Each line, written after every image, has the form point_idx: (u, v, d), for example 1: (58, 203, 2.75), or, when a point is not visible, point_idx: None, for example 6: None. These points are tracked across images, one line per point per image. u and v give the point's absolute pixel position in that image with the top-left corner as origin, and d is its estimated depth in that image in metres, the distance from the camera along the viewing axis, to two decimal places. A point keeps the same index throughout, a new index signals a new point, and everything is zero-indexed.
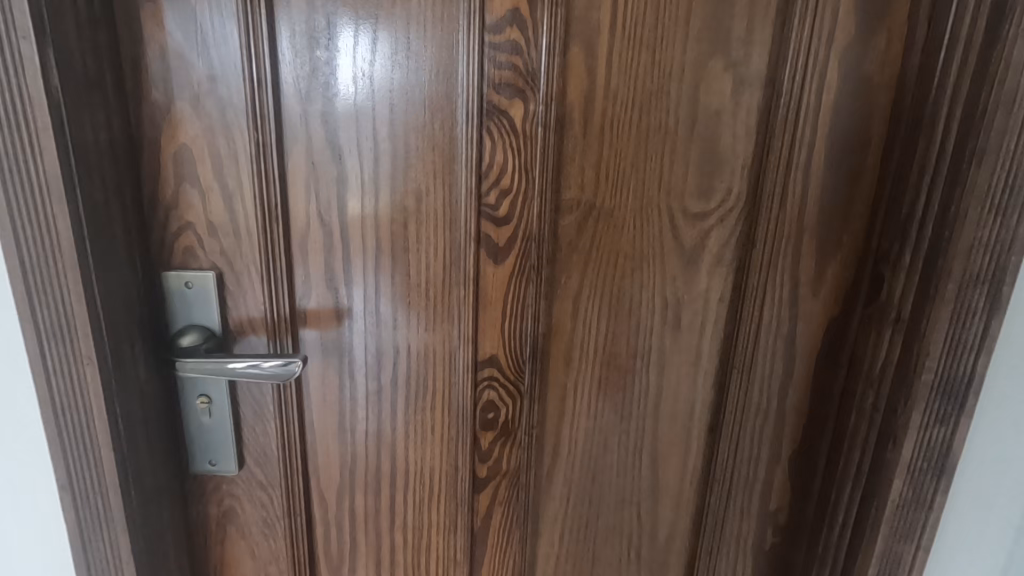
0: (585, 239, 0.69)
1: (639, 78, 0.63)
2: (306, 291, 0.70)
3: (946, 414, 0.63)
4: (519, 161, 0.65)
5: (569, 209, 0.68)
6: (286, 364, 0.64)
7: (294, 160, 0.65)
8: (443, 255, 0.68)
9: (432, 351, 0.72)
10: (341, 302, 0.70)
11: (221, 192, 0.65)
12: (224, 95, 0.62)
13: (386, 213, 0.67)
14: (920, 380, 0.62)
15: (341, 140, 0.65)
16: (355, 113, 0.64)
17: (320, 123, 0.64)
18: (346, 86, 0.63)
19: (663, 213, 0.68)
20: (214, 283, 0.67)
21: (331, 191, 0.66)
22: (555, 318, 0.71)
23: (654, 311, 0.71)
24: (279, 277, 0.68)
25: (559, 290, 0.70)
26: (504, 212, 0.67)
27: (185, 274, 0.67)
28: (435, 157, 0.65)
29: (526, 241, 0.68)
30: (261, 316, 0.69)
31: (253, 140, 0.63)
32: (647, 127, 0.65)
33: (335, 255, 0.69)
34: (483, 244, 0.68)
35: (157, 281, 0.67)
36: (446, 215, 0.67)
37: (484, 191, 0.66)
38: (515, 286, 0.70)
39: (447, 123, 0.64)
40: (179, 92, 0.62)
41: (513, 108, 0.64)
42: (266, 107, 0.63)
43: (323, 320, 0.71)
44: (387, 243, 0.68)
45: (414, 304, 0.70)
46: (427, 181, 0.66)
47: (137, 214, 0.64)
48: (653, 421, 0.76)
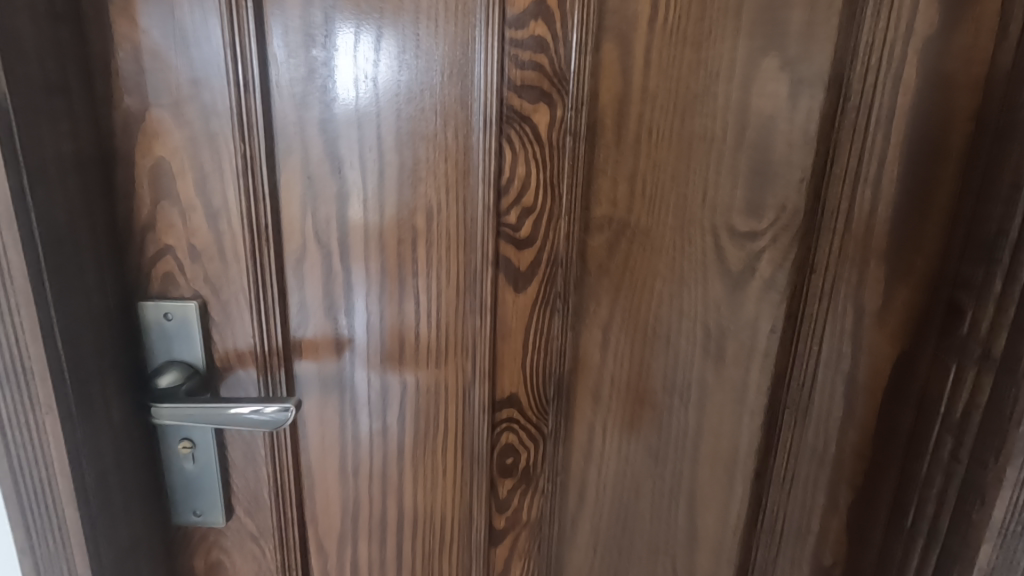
0: (617, 262, 0.60)
1: (683, 79, 0.55)
2: (302, 320, 0.62)
3: None
4: (543, 175, 0.57)
5: (599, 227, 0.59)
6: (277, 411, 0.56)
7: (288, 174, 0.57)
8: (456, 280, 0.60)
9: (443, 387, 0.64)
10: (342, 334, 0.62)
11: (205, 211, 0.57)
12: (207, 102, 0.54)
13: (392, 233, 0.59)
14: (1017, 431, 0.52)
15: (342, 151, 0.57)
16: (357, 122, 0.56)
17: (318, 134, 0.56)
18: (347, 90, 0.55)
19: (706, 232, 0.59)
20: (197, 313, 0.59)
21: (330, 208, 0.58)
22: (582, 351, 0.63)
23: (694, 342, 0.63)
24: (271, 305, 0.60)
25: (587, 320, 0.62)
26: (526, 233, 0.58)
27: (163, 304, 0.59)
28: (449, 170, 0.57)
29: (551, 266, 0.59)
30: (251, 349, 0.61)
31: (240, 151, 0.55)
32: (691, 134, 0.57)
33: (335, 280, 0.61)
34: (502, 269, 0.60)
35: (135, 311, 0.59)
36: (460, 235, 0.59)
37: (503, 208, 0.58)
38: (538, 317, 0.61)
39: (462, 131, 0.56)
40: (156, 98, 0.54)
41: (537, 113, 0.55)
42: (256, 114, 0.55)
43: (322, 352, 0.63)
44: (394, 267, 0.60)
45: (424, 335, 0.62)
46: (439, 197, 0.58)
47: (109, 236, 0.56)
48: (691, 463, 0.67)
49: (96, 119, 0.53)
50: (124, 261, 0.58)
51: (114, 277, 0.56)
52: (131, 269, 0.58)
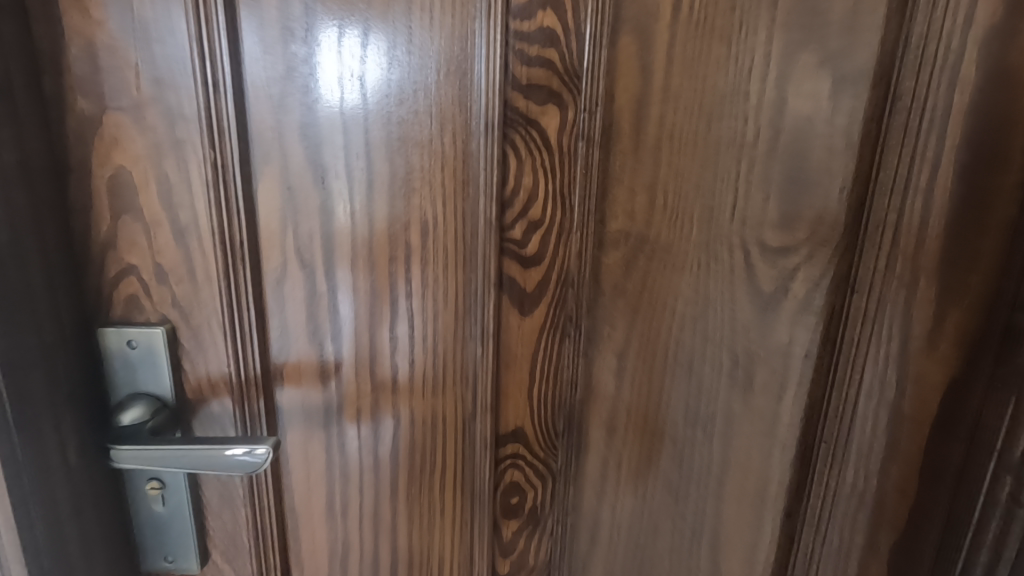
0: (634, 281, 0.54)
1: (711, 76, 0.49)
2: (283, 345, 0.56)
3: None
4: (552, 185, 0.51)
5: (614, 243, 0.53)
6: (250, 453, 0.50)
7: (266, 185, 0.51)
8: (455, 302, 0.54)
9: (440, 420, 0.57)
10: (329, 362, 0.56)
11: (171, 227, 0.51)
12: (172, 105, 0.48)
13: (383, 250, 0.53)
14: None
15: (326, 159, 0.50)
16: (343, 126, 0.49)
17: (298, 139, 0.50)
18: (331, 90, 0.49)
19: (735, 247, 0.53)
20: (164, 339, 0.53)
21: (313, 223, 0.52)
22: (594, 380, 0.57)
23: (720, 370, 0.56)
24: (248, 331, 0.54)
25: (600, 345, 0.56)
26: (532, 250, 0.52)
27: (126, 330, 0.52)
28: (446, 180, 0.50)
29: (562, 286, 0.53)
30: (226, 379, 0.55)
31: (211, 160, 0.49)
32: (720, 138, 0.50)
33: (319, 302, 0.54)
34: (506, 289, 0.53)
35: (96, 339, 0.52)
36: (459, 253, 0.52)
37: (507, 222, 0.52)
38: (547, 343, 0.55)
39: (461, 136, 0.49)
40: (114, 100, 0.48)
41: (546, 116, 0.49)
42: (228, 117, 0.48)
43: (306, 379, 0.57)
44: (384, 287, 0.54)
45: (419, 363, 0.56)
46: (435, 210, 0.51)
47: (65, 259, 0.49)
48: (715, 502, 0.61)
49: (47, 125, 0.46)
50: (82, 285, 0.51)
51: (71, 303, 0.50)
52: (89, 293, 0.52)
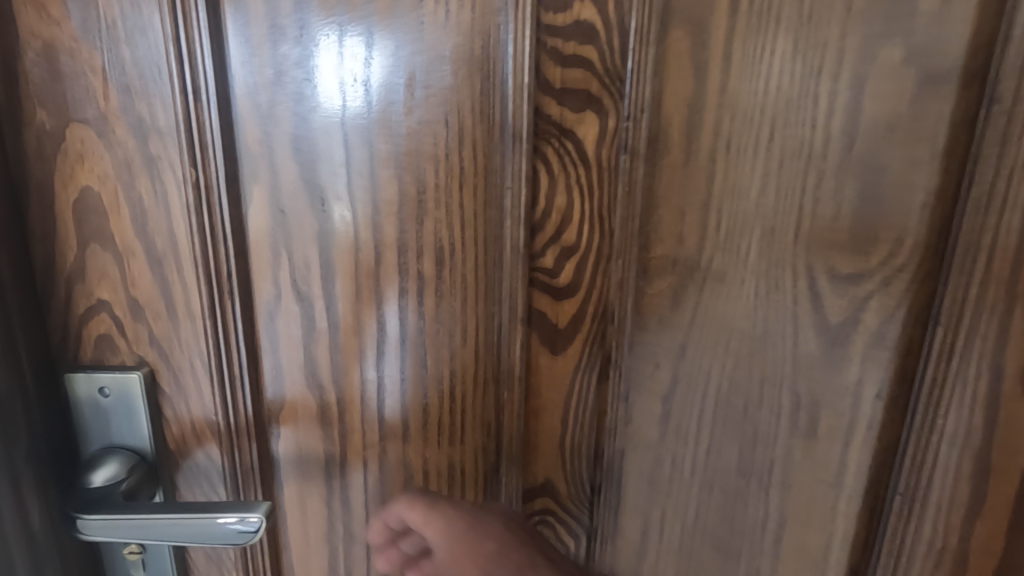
0: (683, 315, 0.47)
1: (777, 75, 0.42)
2: (277, 387, 0.48)
3: None
4: (590, 206, 0.44)
5: (660, 271, 0.46)
6: (241, 521, 0.43)
7: (255, 209, 0.43)
8: (478, 339, 0.47)
9: (459, 472, 0.50)
10: (330, 407, 0.48)
11: (147, 257, 0.43)
12: (144, 116, 0.41)
13: (391, 282, 0.45)
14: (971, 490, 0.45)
15: (324, 179, 0.43)
16: (343, 139, 0.42)
17: (291, 155, 0.42)
18: (329, 98, 0.41)
19: (799, 271, 0.46)
20: (143, 385, 0.46)
21: (310, 251, 0.44)
22: (635, 426, 0.49)
23: (779, 412, 0.49)
24: (238, 376, 0.46)
25: (643, 386, 0.48)
26: (565, 280, 0.46)
27: (98, 376, 0.45)
28: (465, 200, 0.44)
29: (602, 319, 0.47)
30: (214, 429, 0.47)
31: (191, 180, 0.42)
32: (784, 149, 0.43)
33: (318, 342, 0.47)
34: (535, 326, 0.47)
35: (62, 385, 0.45)
36: (482, 283, 0.46)
37: (537, 248, 0.45)
38: (582, 384, 0.48)
39: (483, 150, 0.43)
40: (78, 110, 0.40)
41: (583, 125, 0.43)
42: (210, 128, 0.41)
43: (305, 428, 0.49)
44: (393, 323, 0.46)
45: (434, 408, 0.49)
46: (454, 234, 0.44)
47: (24, 297, 0.41)
48: (771, 563, 0.53)
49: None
50: (44, 326, 0.43)
51: (32, 348, 0.42)
52: (53, 334, 0.44)
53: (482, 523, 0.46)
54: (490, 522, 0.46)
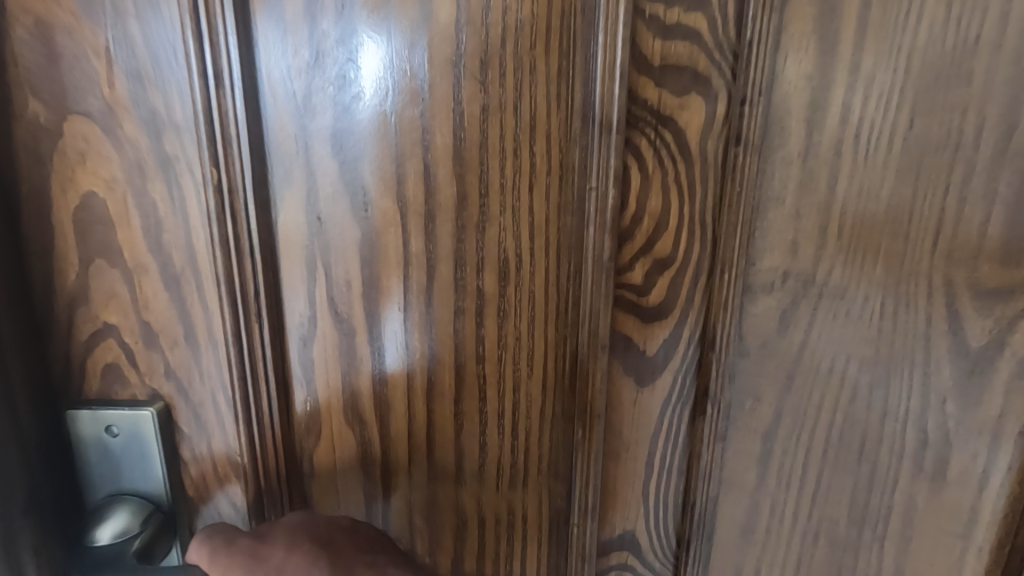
0: (792, 338, 0.39)
1: (921, 50, 0.34)
2: (312, 426, 0.41)
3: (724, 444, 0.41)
4: (688, 210, 0.37)
5: (767, 287, 0.39)
6: None
7: (288, 216, 0.36)
8: (551, 368, 0.40)
9: (523, 521, 0.43)
10: (374, 448, 0.41)
11: (162, 275, 0.36)
12: (157, 107, 0.34)
13: (447, 302, 0.38)
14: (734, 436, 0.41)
15: (369, 180, 0.36)
16: (393, 131, 0.35)
17: (331, 152, 0.35)
18: (376, 82, 0.34)
19: (935, 286, 0.37)
20: (157, 424, 0.39)
21: (352, 265, 0.37)
22: (730, 466, 0.42)
23: (893, 449, 0.41)
24: (264, 416, 0.39)
25: (742, 421, 0.41)
26: (655, 300, 0.39)
27: (104, 413, 0.38)
28: (537, 204, 0.37)
29: (697, 345, 0.40)
30: (239, 476, 0.40)
31: (213, 183, 0.34)
32: (926, 139, 0.35)
33: (360, 372, 0.39)
34: (618, 353, 0.40)
35: (63, 424, 0.38)
36: (555, 302, 0.38)
37: (624, 261, 0.38)
38: (671, 420, 0.41)
39: (560, 144, 0.36)
40: (78, 99, 0.33)
41: (684, 113, 0.36)
42: (234, 120, 0.34)
43: (344, 474, 0.42)
44: (448, 351, 0.39)
45: (494, 448, 0.41)
46: (525, 244, 0.37)
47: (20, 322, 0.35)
48: None
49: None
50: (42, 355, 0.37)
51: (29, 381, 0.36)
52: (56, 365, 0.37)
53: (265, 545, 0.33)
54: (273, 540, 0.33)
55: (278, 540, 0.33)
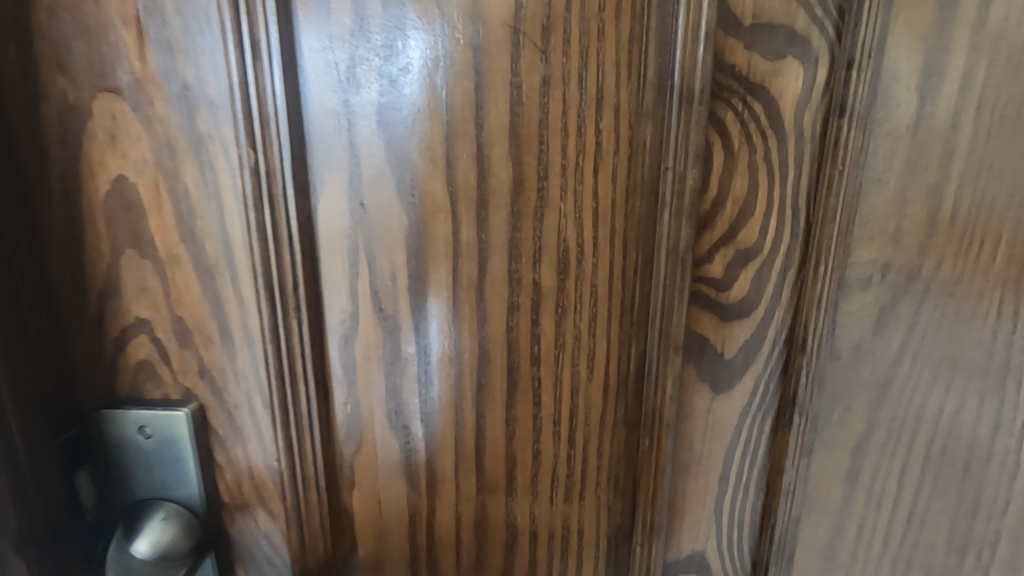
0: (890, 341, 0.35)
1: None
2: (353, 432, 0.37)
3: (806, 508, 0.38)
4: (779, 193, 0.32)
5: (864, 282, 0.34)
6: None
7: (328, 201, 0.33)
8: (614, 371, 0.36)
9: (579, 538, 0.39)
10: (419, 456, 0.38)
11: (195, 266, 0.34)
12: (191, 82, 0.31)
13: (501, 298, 0.35)
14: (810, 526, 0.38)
15: (417, 161, 0.32)
16: (442, 107, 0.31)
17: (375, 131, 0.32)
18: (426, 51, 0.31)
19: None
20: (191, 426, 0.36)
21: (397, 256, 0.34)
22: (815, 483, 0.38)
23: (1005, 467, 0.36)
24: (303, 418, 0.36)
25: (830, 434, 0.36)
26: (736, 296, 0.34)
27: (137, 412, 0.36)
28: (602, 188, 0.33)
29: (785, 347, 0.35)
30: (276, 484, 0.37)
31: (249, 167, 0.32)
32: None
33: (404, 374, 0.36)
34: (693, 355, 0.35)
35: (88, 426, 0.35)
36: (620, 297, 0.34)
37: (702, 252, 0.33)
38: (752, 429, 0.37)
39: (630, 119, 0.32)
40: (108, 76, 0.31)
41: (778, 81, 0.31)
42: (272, 95, 0.31)
43: (387, 485, 0.38)
44: (501, 351, 0.36)
45: (549, 458, 0.38)
46: (587, 232, 0.33)
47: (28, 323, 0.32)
48: None
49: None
50: (61, 358, 0.34)
51: (41, 388, 0.33)
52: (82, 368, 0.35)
53: None
54: None
55: None
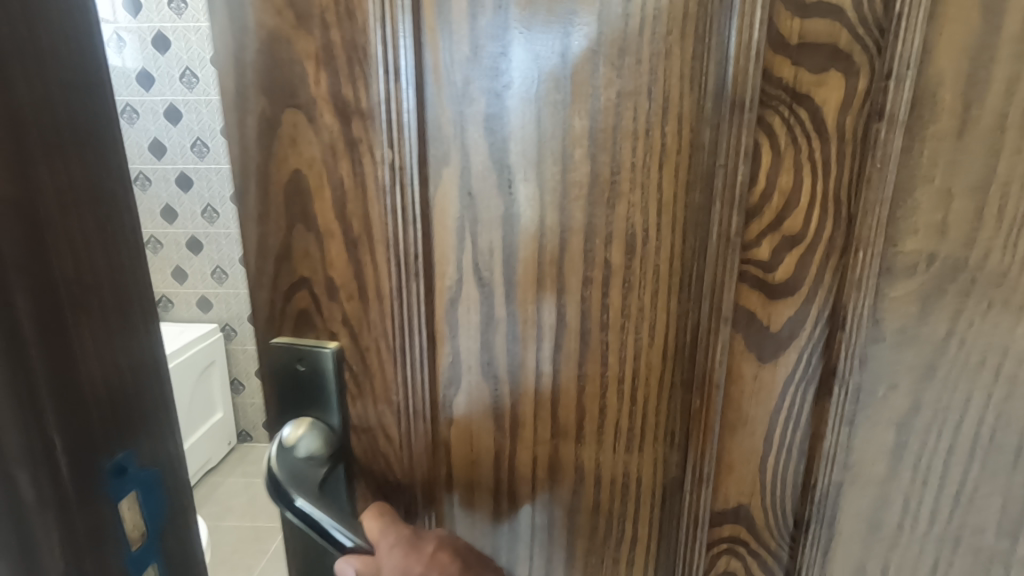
0: (936, 325, 0.38)
1: None
2: (453, 376, 0.46)
3: (851, 475, 0.42)
4: (822, 188, 0.37)
5: (909, 270, 0.37)
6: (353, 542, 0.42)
7: (443, 190, 0.42)
8: (670, 339, 0.42)
9: (636, 483, 0.46)
10: (504, 400, 0.46)
11: (345, 239, 0.44)
12: (349, 100, 0.41)
13: (577, 273, 0.42)
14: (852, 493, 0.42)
15: (513, 158, 0.40)
16: (535, 114, 0.39)
17: (482, 135, 0.40)
18: (523, 70, 0.39)
19: None
20: (333, 361, 0.47)
21: (494, 234, 0.42)
22: (859, 454, 0.41)
23: None
24: (413, 362, 0.46)
25: (874, 409, 0.40)
26: (782, 277, 0.39)
27: (297, 347, 0.47)
28: (664, 182, 0.39)
29: (828, 326, 0.39)
30: (392, 412, 0.47)
31: (387, 162, 0.41)
32: None
33: (495, 331, 0.45)
34: (740, 327, 0.41)
35: (177, 441, 0.27)
36: (678, 276, 0.40)
37: (750, 239, 0.39)
38: (795, 398, 0.41)
39: (691, 123, 0.37)
40: (292, 95, 0.42)
41: (822, 89, 0.36)
42: (406, 108, 0.40)
43: (477, 422, 0.47)
44: (575, 316, 0.43)
45: (612, 411, 0.44)
46: (650, 219, 0.40)
47: (111, 330, 0.23)
48: None
49: (23, 111, 0.20)
50: (143, 365, 0.25)
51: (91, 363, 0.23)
52: (167, 372, 0.27)
53: (419, 538, 0.44)
54: (425, 534, 0.44)
55: (430, 537, 0.44)
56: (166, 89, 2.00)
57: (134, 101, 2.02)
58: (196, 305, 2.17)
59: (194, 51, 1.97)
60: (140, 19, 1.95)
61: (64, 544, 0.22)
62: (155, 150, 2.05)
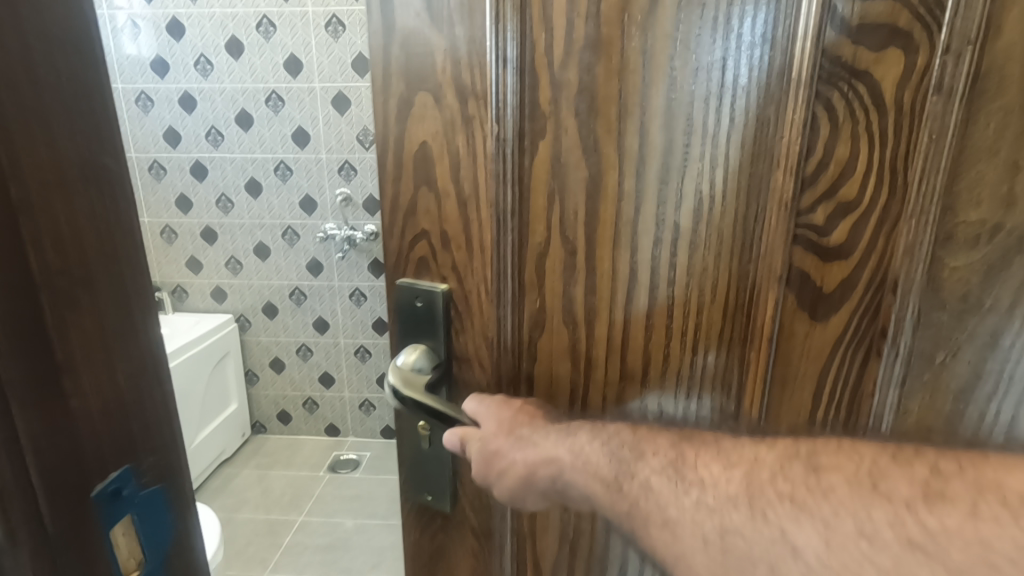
0: (997, 296, 0.39)
1: None
2: (537, 318, 0.54)
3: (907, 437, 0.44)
4: (879, 158, 0.40)
5: (971, 240, 0.39)
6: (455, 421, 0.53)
7: (538, 158, 0.50)
8: (730, 296, 0.47)
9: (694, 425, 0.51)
10: (580, 341, 0.53)
11: (458, 198, 0.54)
12: (468, 83, 0.50)
13: (649, 232, 0.48)
14: None
15: (598, 131, 0.47)
16: (618, 92, 0.46)
17: (572, 111, 0.48)
18: (606, 56, 0.45)
19: None
20: (442, 300, 0.57)
21: (579, 197, 0.50)
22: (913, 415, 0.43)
23: None
24: (505, 304, 0.54)
25: (929, 372, 0.42)
26: (837, 241, 0.42)
27: (415, 287, 0.58)
28: (729, 152, 0.44)
29: (880, 288, 0.42)
30: (486, 345, 0.57)
31: (492, 134, 0.50)
32: None
33: (576, 281, 0.52)
34: (795, 288, 0.44)
35: (177, 466, 0.36)
36: (739, 238, 0.45)
37: (804, 206, 0.42)
38: (845, 356, 0.45)
39: (758, 98, 0.42)
40: (424, 81, 0.52)
41: (881, 67, 0.38)
42: (509, 90, 0.49)
43: (555, 358, 0.55)
44: (645, 272, 0.49)
45: (675, 358, 0.50)
46: (714, 186, 0.45)
47: (103, 326, 0.30)
48: None
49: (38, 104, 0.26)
50: (137, 363, 0.32)
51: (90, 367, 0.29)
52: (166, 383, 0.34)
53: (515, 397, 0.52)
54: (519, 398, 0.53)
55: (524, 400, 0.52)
56: (179, 77, 2.08)
57: (148, 89, 2.10)
58: (212, 296, 2.29)
59: (208, 37, 2.02)
60: (156, 7, 2.01)
61: (41, 544, 0.28)
62: (167, 138, 2.14)
